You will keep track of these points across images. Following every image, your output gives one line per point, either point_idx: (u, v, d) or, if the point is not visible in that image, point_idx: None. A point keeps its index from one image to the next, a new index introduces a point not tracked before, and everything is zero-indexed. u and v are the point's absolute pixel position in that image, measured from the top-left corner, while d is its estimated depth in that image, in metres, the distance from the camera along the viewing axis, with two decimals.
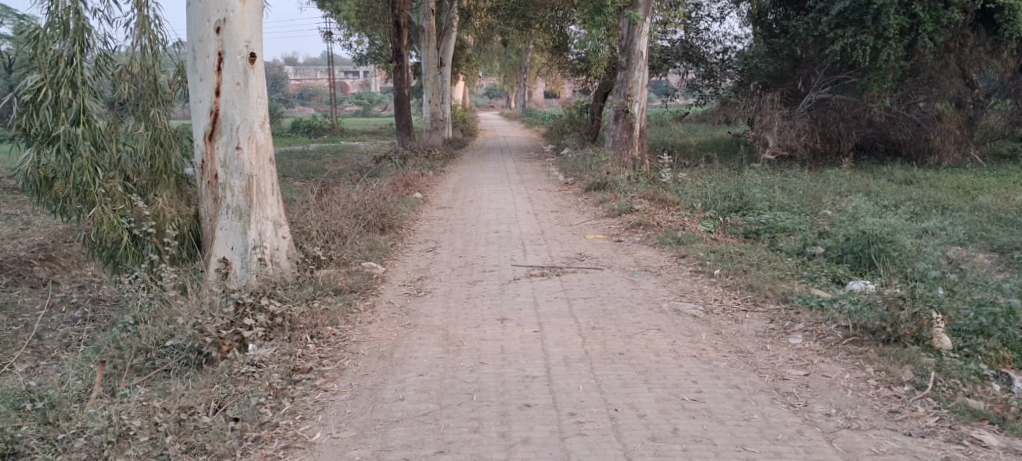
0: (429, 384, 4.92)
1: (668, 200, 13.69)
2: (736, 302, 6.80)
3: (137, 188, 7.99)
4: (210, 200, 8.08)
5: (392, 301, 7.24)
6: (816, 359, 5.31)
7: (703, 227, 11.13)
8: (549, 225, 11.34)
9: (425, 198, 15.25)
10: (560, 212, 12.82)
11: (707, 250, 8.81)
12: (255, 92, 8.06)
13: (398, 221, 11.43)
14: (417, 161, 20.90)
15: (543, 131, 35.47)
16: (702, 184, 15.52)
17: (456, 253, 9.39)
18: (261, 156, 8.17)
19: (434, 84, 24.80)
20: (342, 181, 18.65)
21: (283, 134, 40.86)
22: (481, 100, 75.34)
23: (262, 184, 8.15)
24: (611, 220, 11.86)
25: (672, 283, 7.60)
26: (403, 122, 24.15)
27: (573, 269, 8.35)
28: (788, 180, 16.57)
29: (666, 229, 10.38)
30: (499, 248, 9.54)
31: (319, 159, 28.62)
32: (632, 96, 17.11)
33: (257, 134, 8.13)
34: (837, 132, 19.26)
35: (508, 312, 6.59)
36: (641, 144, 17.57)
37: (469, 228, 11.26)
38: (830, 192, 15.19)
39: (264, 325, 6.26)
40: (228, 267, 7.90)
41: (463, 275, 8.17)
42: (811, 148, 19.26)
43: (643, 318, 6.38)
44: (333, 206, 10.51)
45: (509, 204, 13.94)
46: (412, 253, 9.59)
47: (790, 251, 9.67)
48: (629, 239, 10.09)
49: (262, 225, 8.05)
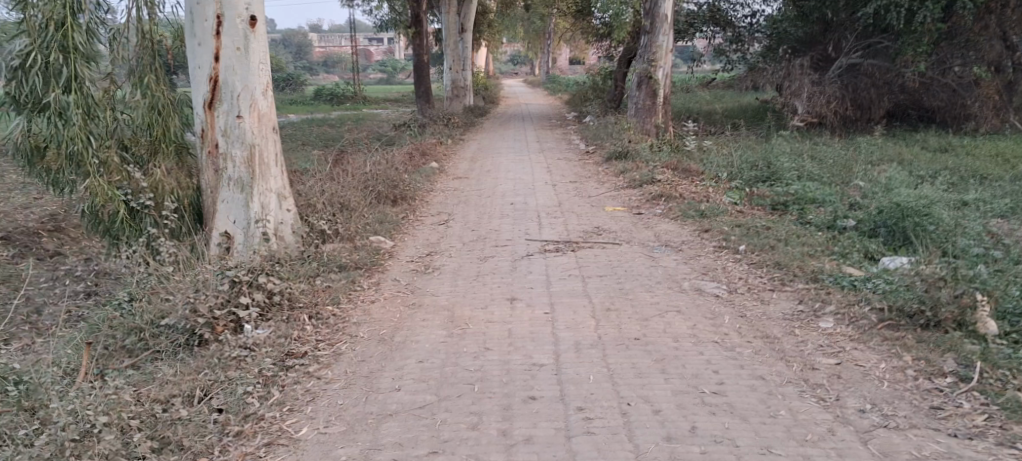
0: (428, 372, 4.59)
1: (692, 170, 13.23)
2: (763, 281, 6.37)
3: (135, 159, 7.72)
4: (212, 171, 7.77)
5: (397, 279, 6.90)
6: (849, 346, 4.88)
7: (728, 198, 10.65)
8: (567, 196, 10.90)
9: (442, 167, 14.89)
10: (579, 183, 12.37)
11: (731, 224, 8.35)
12: (256, 58, 7.71)
13: (411, 191, 11.07)
14: (436, 129, 20.49)
15: (567, 98, 34.76)
16: (727, 154, 14.95)
17: (469, 227, 9.02)
18: (263, 124, 7.84)
19: (454, 50, 24.30)
20: (359, 150, 18.31)
21: (304, 101, 40.54)
22: (506, 67, 74.47)
23: (265, 154, 7.83)
24: (632, 191, 11.40)
25: (693, 260, 7.17)
26: (422, 89, 23.71)
27: (590, 244, 7.96)
28: (817, 148, 15.97)
29: (689, 202, 9.92)
30: (513, 222, 9.16)
31: (340, 127, 28.35)
32: (657, 62, 16.49)
33: (259, 101, 7.79)
34: (869, 99, 18.57)
35: (518, 291, 6.24)
36: (665, 112, 16.98)
37: (483, 200, 10.87)
38: (862, 161, 14.57)
39: (261, 303, 5.97)
40: (230, 241, 7.63)
41: (474, 250, 7.82)
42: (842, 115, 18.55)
43: (661, 299, 5.98)
44: (342, 177, 10.18)
45: (528, 174, 13.52)
46: (423, 227, 9.24)
47: (820, 224, 9.14)
48: (650, 211, 9.65)
49: (265, 197, 7.76)
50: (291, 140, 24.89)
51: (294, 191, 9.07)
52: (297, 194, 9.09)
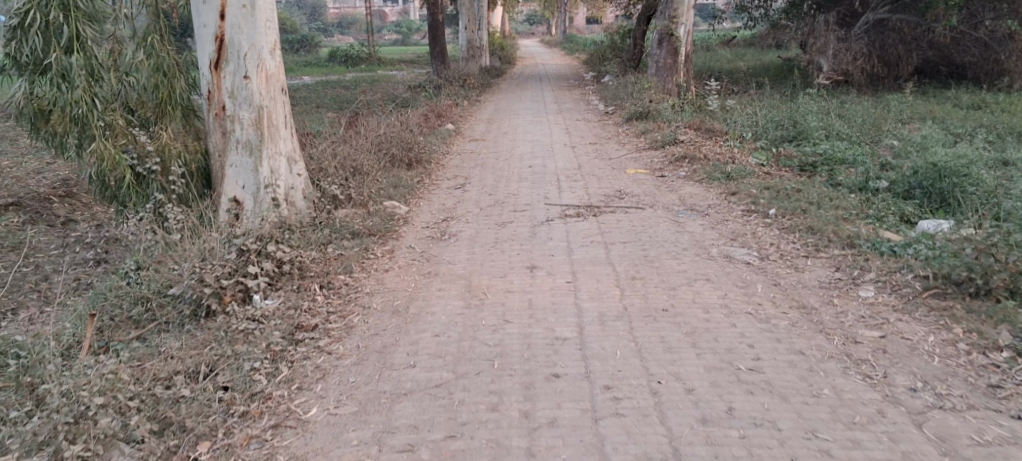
0: (444, 348, 4.35)
1: (716, 130, 12.82)
2: (796, 247, 6.03)
3: (141, 122, 7.44)
4: (219, 135, 7.50)
5: (412, 246, 6.63)
6: (893, 317, 4.55)
7: (755, 159, 10.25)
8: (587, 159, 10.55)
9: (458, 129, 14.56)
10: (600, 144, 12.00)
11: (760, 186, 7.98)
12: (262, 16, 7.39)
13: (426, 154, 10.77)
14: (451, 90, 20.09)
15: (584, 58, 34.09)
16: (752, 114, 14.48)
17: (486, 191, 8.71)
18: (271, 84, 7.54)
19: (469, 9, 23.80)
20: (374, 112, 17.97)
21: (319, 63, 40.09)
22: (522, 27, 73.32)
23: (274, 116, 7.55)
24: (654, 152, 11.03)
25: (721, 225, 6.83)
26: (437, 50, 23.26)
27: (612, 209, 7.64)
28: (845, 106, 15.46)
29: (714, 163, 9.55)
30: (532, 186, 8.83)
31: (356, 89, 27.98)
32: (678, 18, 15.95)
33: (267, 61, 7.49)
34: (896, 55, 18.20)
35: (538, 259, 5.96)
36: (687, 70, 16.48)
37: (500, 163, 10.54)
38: (893, 120, 14.05)
39: (270, 272, 5.72)
40: (240, 207, 7.38)
41: (492, 216, 7.53)
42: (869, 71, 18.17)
43: (689, 266, 5.67)
44: (354, 140, 9.87)
45: (546, 135, 13.16)
46: (438, 191, 8.95)
47: (851, 185, 8.72)
48: (673, 174, 9.30)
49: (275, 161, 7.50)
50: (306, 103, 24.57)
51: (304, 155, 8.80)
52: (306, 158, 8.80)
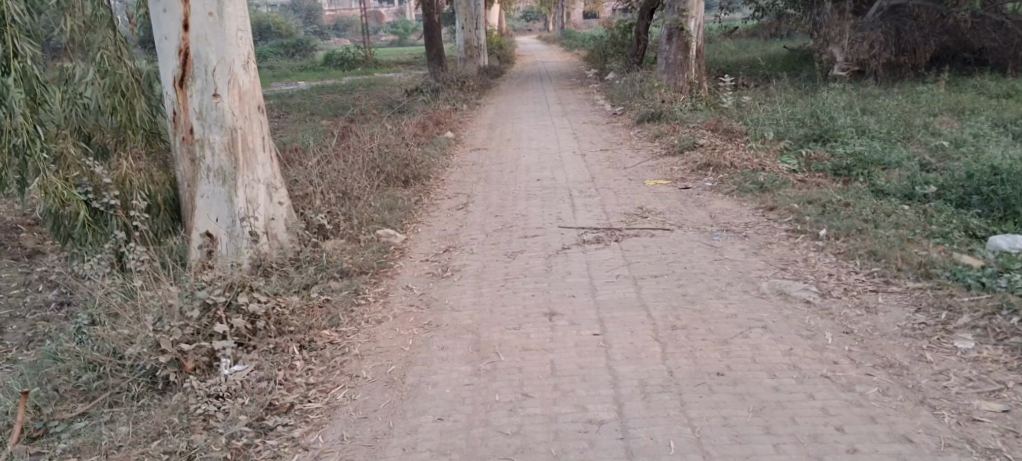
0: (450, 439, 3.60)
1: (734, 130, 11.93)
2: (861, 278, 5.10)
3: (97, 149, 6.59)
4: (187, 161, 6.62)
5: (409, 287, 5.73)
6: (1010, 381, 3.70)
7: (785, 165, 9.32)
8: (600, 169, 9.65)
9: (458, 137, 13.67)
10: (612, 151, 11.10)
11: (801, 199, 7.07)
12: (232, 25, 6.50)
13: (424, 169, 9.88)
14: (450, 93, 19.19)
15: (585, 54, 33.14)
16: (771, 112, 13.56)
17: (492, 212, 7.84)
18: (246, 102, 6.65)
19: (467, 8, 22.95)
20: (370, 121, 17.10)
21: (314, 67, 39.18)
22: (519, 24, 72.39)
23: (249, 138, 6.66)
24: (673, 159, 10.11)
25: (765, 251, 5.91)
26: (434, 52, 22.37)
27: (635, 231, 6.75)
28: (867, 100, 14.58)
29: (742, 171, 8.63)
30: (542, 205, 7.93)
31: (351, 94, 27.07)
32: (688, 11, 15.03)
33: (240, 75, 6.59)
34: (914, 42, 17.45)
35: (558, 304, 5.07)
36: (698, 66, 15.56)
37: (506, 176, 9.62)
38: (923, 114, 13.11)
39: (241, 331, 4.81)
40: (213, 243, 6.50)
41: (499, 245, 6.62)
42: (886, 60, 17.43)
43: (739, 309, 4.77)
44: (343, 159, 8.95)
45: (553, 142, 12.28)
46: (437, 214, 8.03)
47: (898, 192, 7.79)
48: (698, 185, 8.38)
49: (252, 189, 6.62)
50: (300, 111, 23.66)
51: (288, 180, 7.88)
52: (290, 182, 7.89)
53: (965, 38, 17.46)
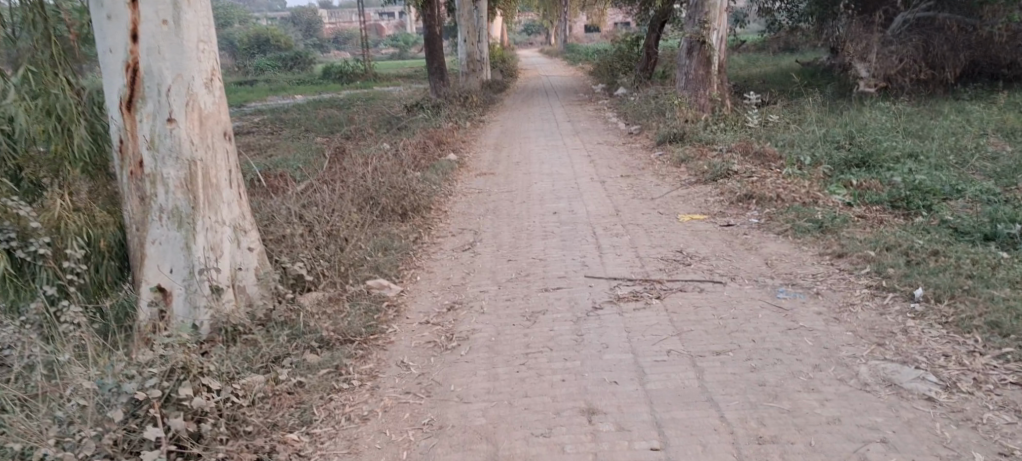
0: None
1: (767, 154, 10.81)
2: (991, 363, 3.93)
3: (27, 187, 5.58)
4: (136, 199, 5.48)
5: (404, 364, 4.61)
6: None
7: (836, 196, 8.14)
8: (624, 200, 8.54)
9: (462, 159, 12.56)
10: (634, 177, 9.97)
11: (874, 244, 5.89)
12: (191, 35, 5.36)
13: (425, 199, 8.76)
14: (451, 109, 18.07)
15: (590, 68, 32.05)
16: (803, 133, 12.45)
17: (504, 254, 6.72)
18: (208, 128, 5.50)
19: (469, 19, 21.88)
20: (366, 141, 15.99)
21: (312, 81, 38.15)
22: (520, 38, 71.48)
23: (212, 172, 5.51)
24: (704, 188, 8.97)
25: (847, 316, 4.73)
26: (435, 65, 21.28)
27: (679, 284, 5.58)
28: (902, 118, 13.49)
29: (791, 205, 7.47)
30: (562, 248, 6.78)
31: (349, 109, 25.99)
32: (710, 23, 13.92)
33: (201, 96, 5.45)
34: (942, 56, 16.38)
35: (598, 396, 3.96)
36: (720, 82, 14.45)
37: (517, 208, 8.49)
38: (971, 135, 11.96)
39: (182, 435, 3.72)
40: (166, 299, 5.36)
41: (515, 303, 5.46)
42: (915, 75, 16.33)
43: (841, 408, 3.67)
44: (330, 192, 7.80)
45: (567, 165, 11.17)
46: (440, 257, 6.87)
47: (976, 231, 6.56)
48: (741, 221, 7.24)
49: (215, 233, 5.50)
50: (294, 128, 22.57)
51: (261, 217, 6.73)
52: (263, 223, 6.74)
53: (998, 53, 16.32)
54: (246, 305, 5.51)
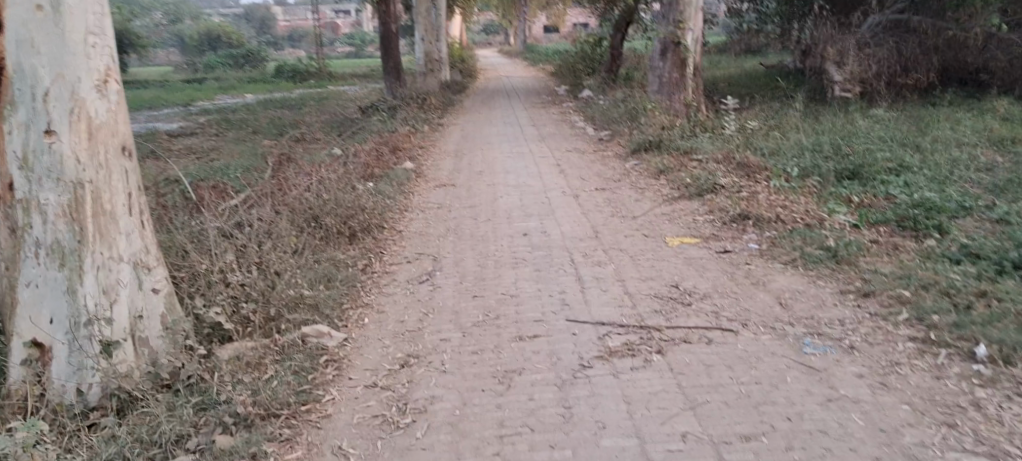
0: None
1: (751, 164, 10.03)
2: None
3: None
4: (6, 232, 4.29)
5: (342, 454, 3.65)
6: None
7: (838, 216, 7.33)
8: (603, 219, 7.64)
9: (419, 167, 11.56)
10: (610, 190, 9.07)
11: (905, 280, 5.06)
12: (77, 25, 4.24)
13: (378, 216, 7.75)
14: (408, 111, 17.02)
15: (552, 68, 31.21)
16: (785, 142, 11.70)
17: (468, 289, 5.75)
18: (101, 142, 4.39)
19: (427, 17, 20.82)
20: (316, 146, 14.87)
21: (264, 79, 36.69)
22: (479, 37, 70.53)
23: (105, 196, 4.40)
24: (689, 204, 8.11)
25: (896, 379, 3.87)
26: (391, 64, 20.15)
27: (683, 331, 4.67)
28: (884, 124, 12.85)
29: (793, 228, 6.63)
30: (537, 280, 5.83)
31: (300, 110, 24.73)
32: (685, 23, 13.07)
33: (91, 102, 4.33)
34: (916, 60, 15.84)
35: None
36: (695, 85, 13.65)
37: (483, 228, 7.51)
38: (960, 145, 11.35)
39: None
40: (45, 359, 4.19)
41: (484, 359, 4.47)
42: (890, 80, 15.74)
43: None
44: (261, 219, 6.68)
45: (535, 176, 10.25)
46: (392, 293, 5.83)
47: (1007, 259, 5.78)
48: (740, 247, 6.38)
49: (109, 272, 4.38)
50: (241, 129, 21.27)
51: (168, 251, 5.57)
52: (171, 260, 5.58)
53: (972, 60, 15.86)
54: (149, 363, 4.41)
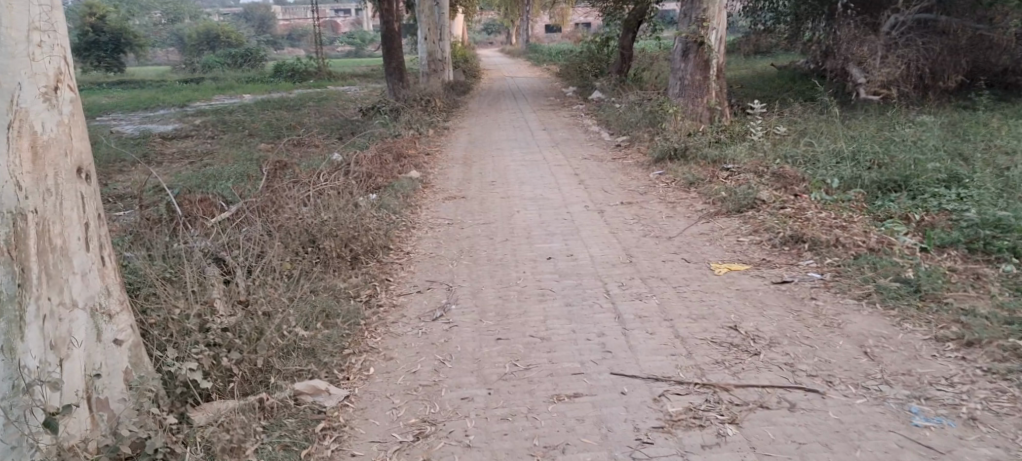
0: None
1: (787, 174, 9.26)
2: None
3: None
4: None
5: None
6: None
7: (900, 236, 6.53)
8: (636, 240, 6.86)
9: (424, 175, 10.77)
10: (638, 205, 8.29)
11: (1014, 327, 4.32)
12: (14, 18, 3.42)
13: (383, 237, 6.97)
14: (413, 114, 16.23)
15: (556, 68, 30.46)
16: (818, 149, 10.90)
17: (489, 329, 4.96)
18: (49, 163, 3.53)
19: (431, 16, 20.01)
20: (315, 152, 14.06)
21: (262, 79, 35.89)
22: (480, 37, 69.86)
23: (54, 229, 3.53)
24: (729, 222, 7.33)
25: None
26: (392, 65, 19.33)
27: (753, 389, 3.93)
28: (919, 127, 12.08)
29: (857, 254, 5.84)
30: (570, 318, 5.03)
31: (299, 110, 23.95)
32: (709, 22, 12.26)
33: (36, 114, 3.49)
34: (945, 61, 15.00)
35: None
36: (719, 88, 12.71)
37: (500, 251, 6.74)
38: (1007, 152, 10.58)
39: None
40: None
41: (517, 429, 3.74)
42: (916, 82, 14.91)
43: None
44: (250, 243, 5.90)
45: (552, 186, 9.48)
46: (401, 331, 5.04)
47: None
48: (799, 277, 5.61)
49: (59, 321, 3.52)
50: (237, 132, 20.47)
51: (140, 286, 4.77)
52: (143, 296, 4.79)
53: (1002, 60, 15.05)
54: (108, 432, 3.59)
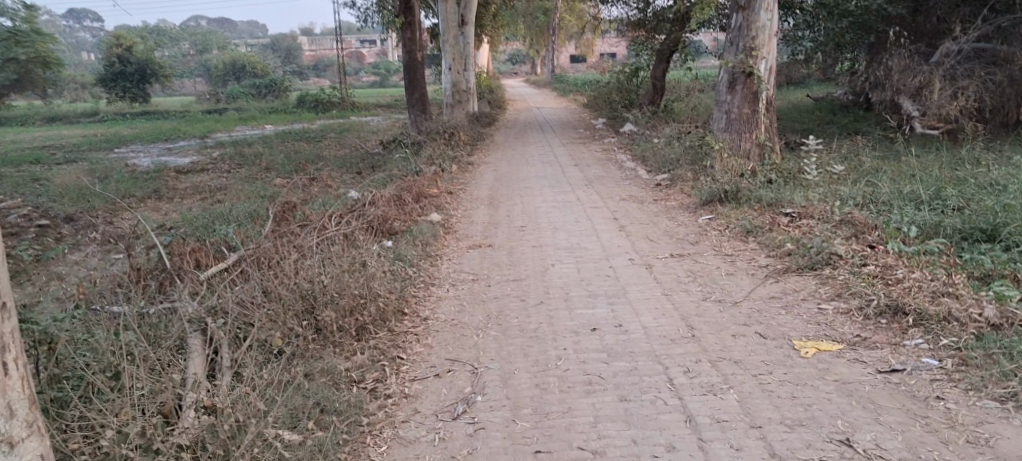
0: None
1: (856, 219, 8.16)
2: None
3: None
4: None
5: None
6: None
7: (1016, 304, 5.39)
8: (696, 306, 5.80)
9: (446, 218, 9.80)
10: (690, 257, 7.24)
11: None
12: None
13: (395, 300, 5.96)
14: (435, 147, 15.35)
15: (583, 99, 29.59)
16: (882, 189, 9.80)
17: (524, 435, 4.01)
18: None
19: (455, 46, 19.18)
20: (331, 188, 13.18)
21: (285, 109, 35.43)
22: (504, 66, 69.63)
23: None
24: (803, 282, 6.25)
25: None
26: (414, 96, 18.49)
27: None
28: (992, 164, 10.94)
29: (979, 334, 4.72)
30: (629, 421, 4.03)
31: (319, 142, 23.22)
32: (757, 51, 11.29)
33: None
34: (1007, 93, 13.76)
35: None
36: (769, 123, 11.68)
37: (535, 319, 5.72)
38: None
39: None
40: None
41: None
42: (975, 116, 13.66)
43: None
44: (236, 314, 5.07)
45: (588, 232, 8.47)
46: (413, 437, 4.12)
47: None
48: (912, 361, 4.52)
49: None
50: (254, 165, 19.72)
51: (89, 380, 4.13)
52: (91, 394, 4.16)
53: None
54: None
